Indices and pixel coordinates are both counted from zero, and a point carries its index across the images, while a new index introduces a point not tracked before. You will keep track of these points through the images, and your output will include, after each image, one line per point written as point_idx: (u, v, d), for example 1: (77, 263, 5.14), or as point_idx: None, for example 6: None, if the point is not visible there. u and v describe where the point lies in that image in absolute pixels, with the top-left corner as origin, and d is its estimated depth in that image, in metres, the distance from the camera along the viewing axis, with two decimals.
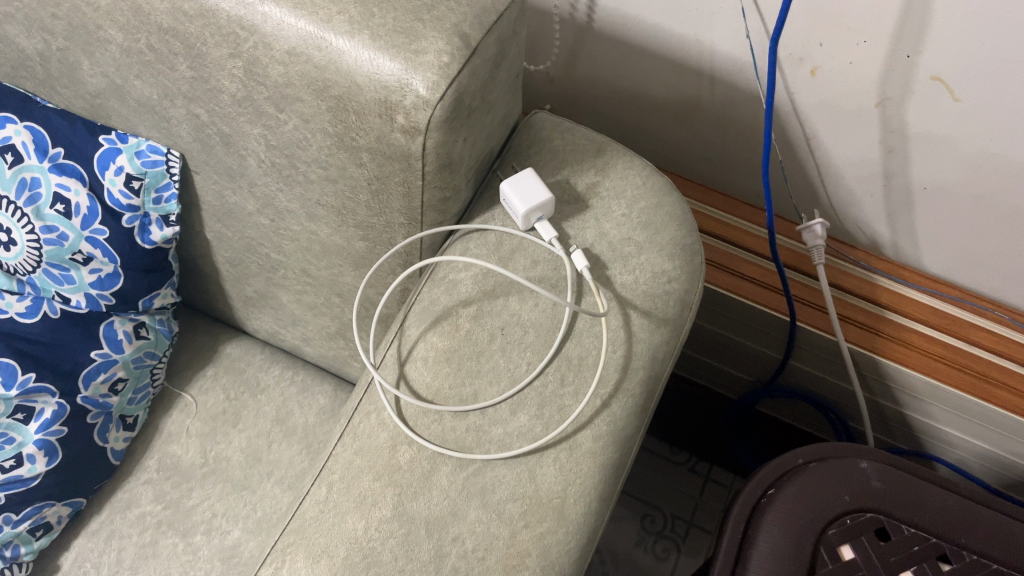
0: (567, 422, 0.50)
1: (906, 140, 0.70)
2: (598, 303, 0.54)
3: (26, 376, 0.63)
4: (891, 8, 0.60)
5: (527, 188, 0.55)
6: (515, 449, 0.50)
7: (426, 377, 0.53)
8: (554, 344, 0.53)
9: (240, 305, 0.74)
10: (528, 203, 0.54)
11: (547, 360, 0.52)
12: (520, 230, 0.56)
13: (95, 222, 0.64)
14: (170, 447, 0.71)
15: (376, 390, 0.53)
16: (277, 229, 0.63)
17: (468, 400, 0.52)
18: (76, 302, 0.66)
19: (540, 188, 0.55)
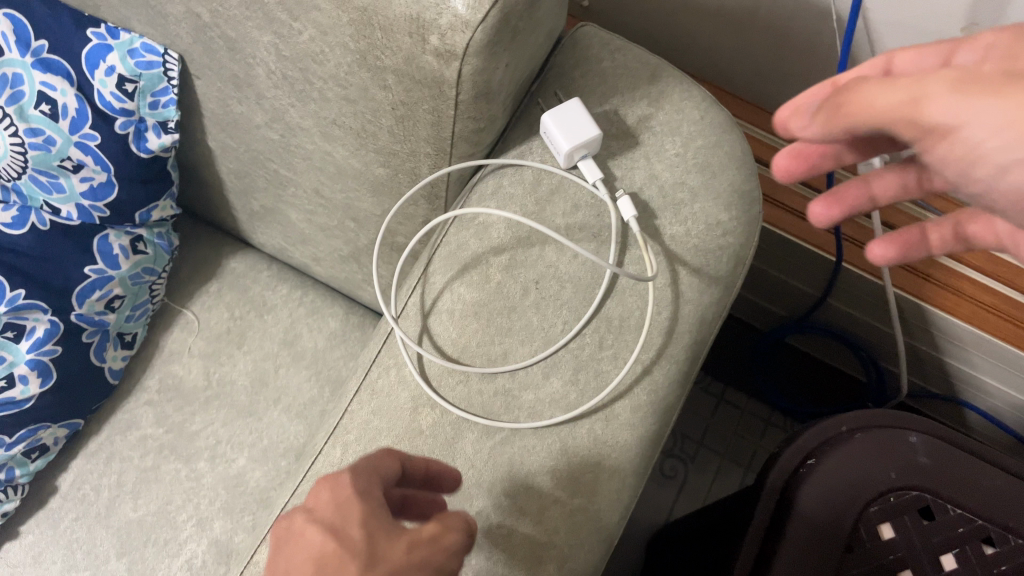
0: (604, 393, 0.46)
1: None
2: (646, 262, 0.48)
3: (14, 293, 0.59)
4: None
5: (570, 121, 0.49)
6: (546, 419, 0.46)
7: (448, 332, 0.48)
8: (593, 303, 0.48)
9: (245, 218, 0.68)
10: (573, 141, 0.48)
11: (585, 321, 0.47)
12: (561, 167, 0.50)
13: (85, 126, 0.57)
14: (171, 366, 0.67)
15: (398, 343, 0.49)
16: (288, 145, 0.56)
17: (495, 361, 0.47)
18: (67, 213, 0.61)
19: (587, 122, 0.49)
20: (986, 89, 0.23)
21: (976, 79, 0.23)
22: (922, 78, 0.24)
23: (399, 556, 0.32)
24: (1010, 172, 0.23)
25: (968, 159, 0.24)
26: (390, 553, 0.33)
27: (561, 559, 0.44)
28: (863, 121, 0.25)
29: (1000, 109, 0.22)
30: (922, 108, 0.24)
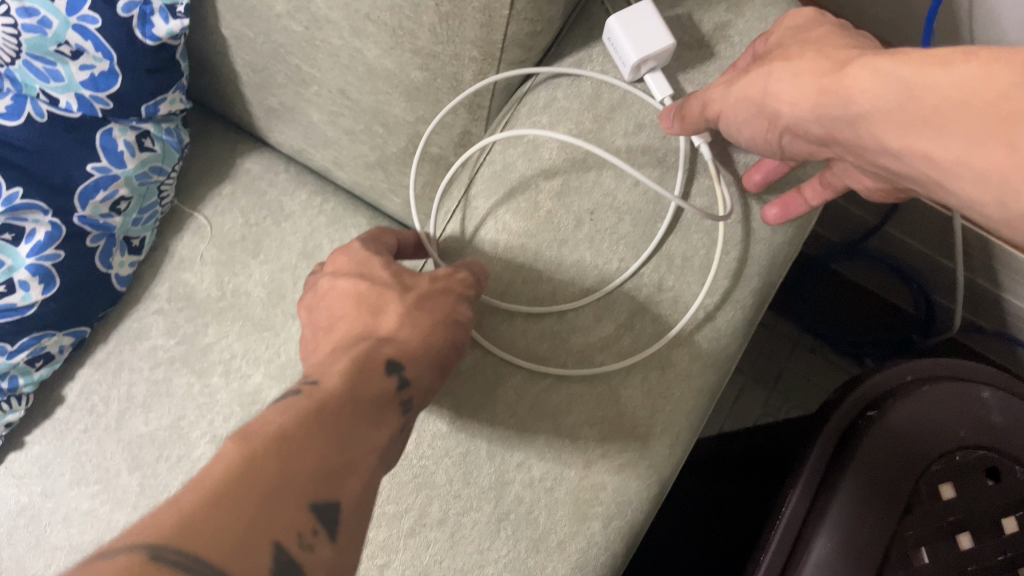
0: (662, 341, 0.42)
1: None
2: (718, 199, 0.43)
3: (11, 193, 0.54)
4: None
5: (640, 27, 0.42)
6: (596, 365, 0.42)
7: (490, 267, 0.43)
8: (655, 239, 0.43)
9: (262, 116, 0.62)
10: (641, 52, 0.42)
11: (645, 260, 0.43)
12: (625, 80, 0.44)
13: (83, 7, 0.51)
14: (182, 274, 0.63)
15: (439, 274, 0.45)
16: (312, 39, 0.50)
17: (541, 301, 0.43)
18: (66, 104, 0.55)
19: (660, 30, 0.42)
20: (759, 79, 0.37)
21: (753, 68, 0.38)
22: (727, 78, 0.40)
23: (426, 285, 0.40)
24: (742, 132, 0.40)
25: (768, 125, 0.38)
26: (417, 284, 0.40)
27: (607, 517, 0.41)
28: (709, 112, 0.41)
29: (772, 91, 0.37)
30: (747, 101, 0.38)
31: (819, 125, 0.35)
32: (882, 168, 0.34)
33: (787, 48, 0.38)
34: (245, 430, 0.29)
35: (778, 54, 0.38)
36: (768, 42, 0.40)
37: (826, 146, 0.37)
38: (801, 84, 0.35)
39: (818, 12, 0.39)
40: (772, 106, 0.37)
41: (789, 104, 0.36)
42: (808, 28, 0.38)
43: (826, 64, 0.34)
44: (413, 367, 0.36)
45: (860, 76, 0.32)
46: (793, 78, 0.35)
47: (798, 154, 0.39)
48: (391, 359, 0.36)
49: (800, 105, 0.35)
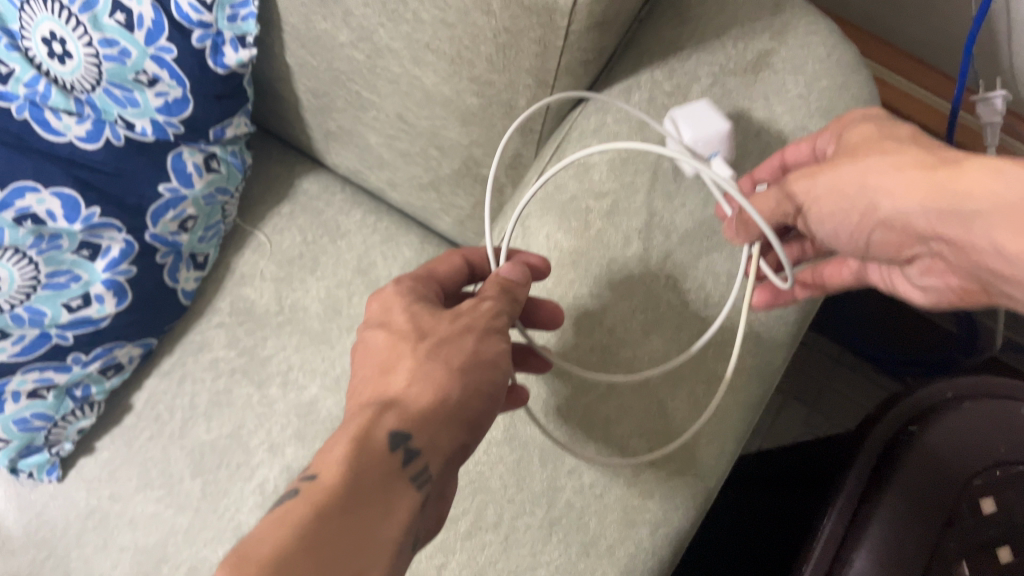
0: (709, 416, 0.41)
1: None
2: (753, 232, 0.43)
3: (89, 211, 0.58)
4: None
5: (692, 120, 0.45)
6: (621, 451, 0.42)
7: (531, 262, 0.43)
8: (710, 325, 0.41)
9: (321, 139, 0.66)
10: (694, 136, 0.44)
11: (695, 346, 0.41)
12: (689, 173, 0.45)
13: (161, 39, 0.54)
14: (243, 289, 0.66)
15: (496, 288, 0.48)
16: (373, 67, 0.53)
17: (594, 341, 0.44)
18: (141, 129, 0.59)
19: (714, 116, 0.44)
20: (857, 168, 0.35)
21: (848, 159, 0.36)
22: (810, 169, 0.38)
23: (446, 328, 0.38)
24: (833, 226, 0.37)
25: (857, 219, 0.36)
26: (438, 326, 0.38)
27: (653, 524, 0.43)
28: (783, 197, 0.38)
29: (866, 182, 0.35)
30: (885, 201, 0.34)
31: (925, 221, 0.33)
32: (983, 274, 0.32)
33: (877, 144, 0.36)
34: (239, 550, 0.29)
35: (868, 150, 0.36)
36: (841, 138, 0.40)
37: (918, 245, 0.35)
38: (898, 177, 0.33)
39: (892, 119, 0.39)
40: (868, 199, 0.35)
41: (886, 198, 0.34)
42: (890, 129, 0.38)
43: (928, 161, 0.33)
44: (422, 433, 0.34)
45: (966, 170, 0.31)
46: (892, 169, 0.34)
47: (875, 249, 0.37)
48: (394, 432, 0.34)
49: (906, 199, 0.33)
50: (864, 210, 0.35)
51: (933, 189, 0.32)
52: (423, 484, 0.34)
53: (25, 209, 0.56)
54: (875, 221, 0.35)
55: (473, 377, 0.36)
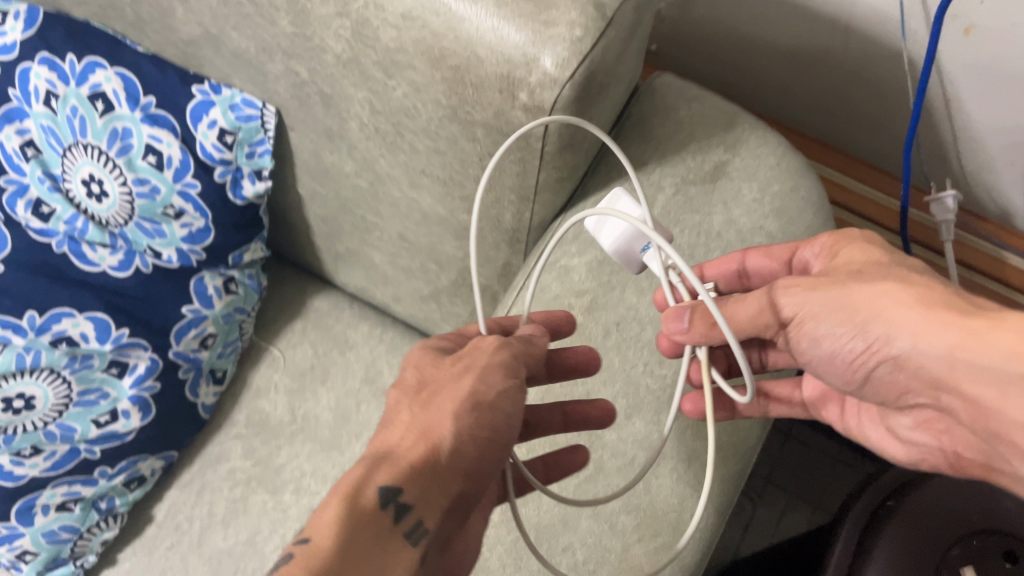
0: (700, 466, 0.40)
1: None
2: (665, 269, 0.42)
3: (119, 332, 0.63)
4: None
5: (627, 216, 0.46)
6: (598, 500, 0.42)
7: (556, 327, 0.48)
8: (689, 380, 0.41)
9: (330, 260, 0.71)
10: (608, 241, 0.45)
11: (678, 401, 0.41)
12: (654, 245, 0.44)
13: (187, 175, 0.62)
14: (258, 402, 0.70)
15: None
16: (376, 192, 0.59)
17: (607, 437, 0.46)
18: (167, 257, 0.65)
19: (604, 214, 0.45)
20: (874, 296, 0.37)
21: (858, 279, 0.38)
22: (811, 280, 0.39)
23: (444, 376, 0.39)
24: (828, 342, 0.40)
25: (862, 345, 0.38)
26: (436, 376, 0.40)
27: None
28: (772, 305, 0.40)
29: (886, 316, 0.37)
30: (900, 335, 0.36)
31: (939, 362, 0.36)
32: (985, 427, 0.36)
33: (888, 269, 0.39)
34: None
35: (881, 274, 0.38)
36: (836, 255, 0.42)
37: (922, 383, 0.38)
38: (920, 320, 0.36)
39: (883, 241, 0.42)
40: (885, 330, 0.37)
41: (906, 335, 0.36)
42: (896, 255, 0.40)
43: (951, 307, 0.35)
44: (412, 486, 0.35)
45: (999, 327, 0.34)
46: (915, 308, 0.36)
47: (876, 377, 0.40)
48: (390, 484, 0.35)
49: (929, 341, 0.36)
50: (876, 339, 0.37)
51: (957, 337, 0.35)
52: (421, 540, 0.34)
53: (61, 332, 0.62)
54: (885, 349, 0.38)
55: (477, 424, 0.37)
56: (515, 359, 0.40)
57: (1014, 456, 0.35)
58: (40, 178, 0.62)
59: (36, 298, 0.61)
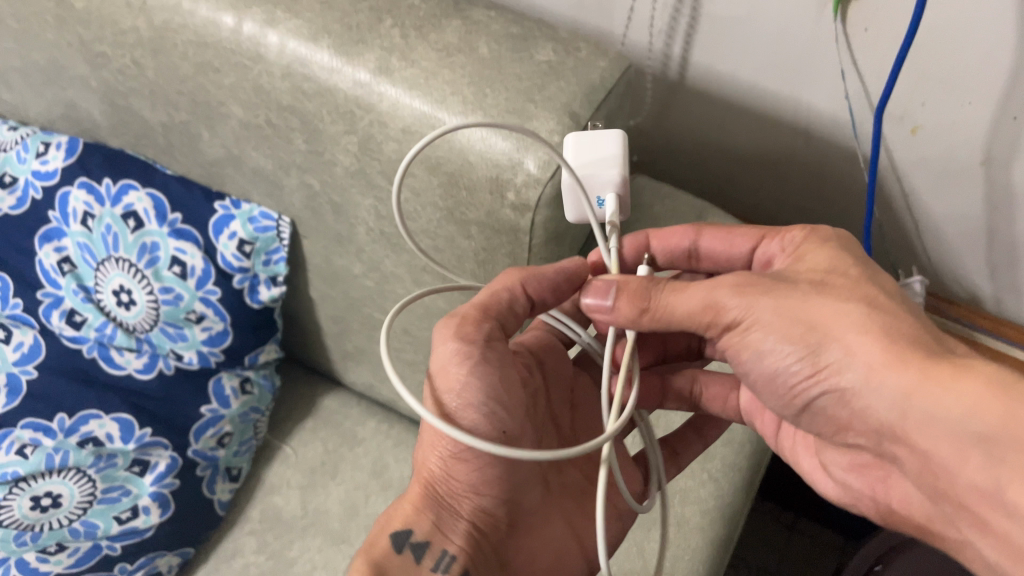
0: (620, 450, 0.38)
1: (1012, 198, 0.66)
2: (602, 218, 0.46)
3: (141, 431, 0.67)
4: (1000, 69, 0.56)
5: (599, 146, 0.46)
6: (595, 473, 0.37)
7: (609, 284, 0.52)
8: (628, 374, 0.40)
9: (339, 360, 0.76)
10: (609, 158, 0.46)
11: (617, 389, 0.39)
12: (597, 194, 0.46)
13: (208, 283, 0.67)
14: (272, 498, 0.73)
15: None
16: (382, 291, 0.64)
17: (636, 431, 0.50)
18: (188, 359, 0.69)
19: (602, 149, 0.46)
20: (835, 316, 0.37)
21: (823, 293, 0.38)
22: (773, 286, 0.38)
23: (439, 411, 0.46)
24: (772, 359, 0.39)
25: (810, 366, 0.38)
26: None
27: None
28: (713, 303, 0.39)
29: (849, 343, 0.37)
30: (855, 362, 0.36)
31: (893, 401, 0.36)
32: (933, 481, 0.36)
33: (854, 284, 0.38)
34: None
35: (847, 288, 0.38)
36: (800, 255, 0.42)
37: (857, 417, 0.38)
38: (880, 355, 0.36)
39: (852, 247, 0.41)
40: (839, 356, 0.37)
41: (861, 368, 0.36)
42: (865, 266, 0.40)
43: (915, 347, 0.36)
44: (420, 524, 0.43)
45: (965, 378, 0.34)
46: (876, 343, 0.36)
47: (813, 402, 0.40)
48: (404, 527, 0.43)
49: (887, 379, 0.36)
50: (829, 363, 0.37)
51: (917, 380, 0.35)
52: (450, 566, 0.43)
53: (88, 433, 0.66)
54: (833, 376, 0.37)
55: (455, 438, 0.42)
56: (460, 334, 0.41)
57: (963, 519, 0.36)
58: (74, 290, 0.68)
59: (66, 401, 0.65)
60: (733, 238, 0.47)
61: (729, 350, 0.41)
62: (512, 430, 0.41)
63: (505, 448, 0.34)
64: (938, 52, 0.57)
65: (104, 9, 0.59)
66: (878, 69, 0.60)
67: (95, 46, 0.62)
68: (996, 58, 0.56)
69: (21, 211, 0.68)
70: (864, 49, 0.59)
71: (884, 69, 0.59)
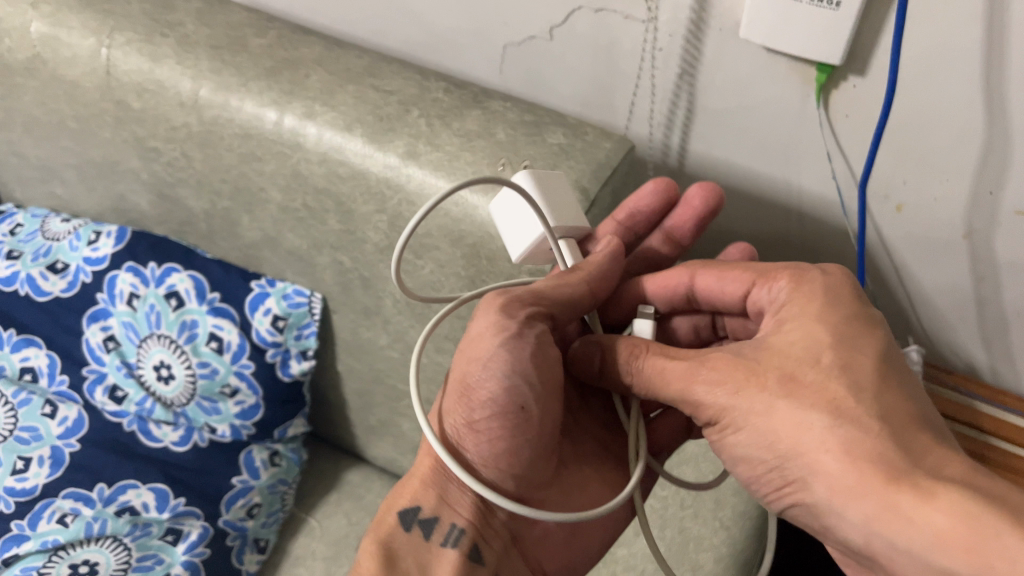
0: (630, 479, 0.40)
1: (1000, 272, 0.61)
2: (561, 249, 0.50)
3: (175, 501, 0.70)
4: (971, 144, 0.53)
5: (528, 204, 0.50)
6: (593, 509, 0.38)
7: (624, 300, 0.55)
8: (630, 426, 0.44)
9: (362, 434, 0.79)
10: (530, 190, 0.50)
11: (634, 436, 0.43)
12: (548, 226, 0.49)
13: (243, 357, 0.72)
14: (297, 569, 0.75)
15: None
16: (406, 361, 0.68)
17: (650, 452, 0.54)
18: (221, 432, 0.73)
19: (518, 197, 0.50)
20: (799, 427, 0.38)
21: (789, 397, 0.39)
22: (741, 383, 0.40)
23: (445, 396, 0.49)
24: (750, 455, 0.41)
25: (785, 464, 0.39)
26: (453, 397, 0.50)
27: None
28: (687, 396, 0.42)
29: (810, 461, 0.37)
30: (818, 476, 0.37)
31: (860, 525, 0.36)
32: None
33: (822, 381, 0.38)
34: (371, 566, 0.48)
35: (815, 391, 0.38)
36: (782, 327, 0.42)
37: (830, 532, 0.38)
38: (842, 477, 0.36)
39: (831, 314, 0.41)
40: (806, 471, 0.38)
41: (826, 488, 0.37)
42: (839, 350, 0.39)
43: (879, 467, 0.36)
44: (426, 503, 0.47)
45: (930, 508, 0.33)
46: (835, 460, 0.37)
47: (790, 511, 0.41)
48: (412, 505, 0.47)
49: (852, 506, 0.36)
50: (797, 477, 0.38)
51: (881, 505, 0.35)
52: (457, 540, 0.46)
53: (125, 502, 0.68)
54: (800, 491, 0.39)
55: (471, 407, 0.45)
56: (506, 309, 0.44)
57: None
58: (118, 365, 0.72)
59: (106, 472, 0.69)
60: (721, 283, 0.48)
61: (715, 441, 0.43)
62: (531, 406, 0.45)
63: (512, 504, 0.38)
64: (911, 136, 0.55)
65: (159, 108, 0.66)
66: (860, 151, 0.58)
67: (148, 142, 0.69)
68: (965, 133, 0.53)
69: (71, 294, 0.73)
70: (846, 132, 0.57)
71: (862, 141, 0.57)
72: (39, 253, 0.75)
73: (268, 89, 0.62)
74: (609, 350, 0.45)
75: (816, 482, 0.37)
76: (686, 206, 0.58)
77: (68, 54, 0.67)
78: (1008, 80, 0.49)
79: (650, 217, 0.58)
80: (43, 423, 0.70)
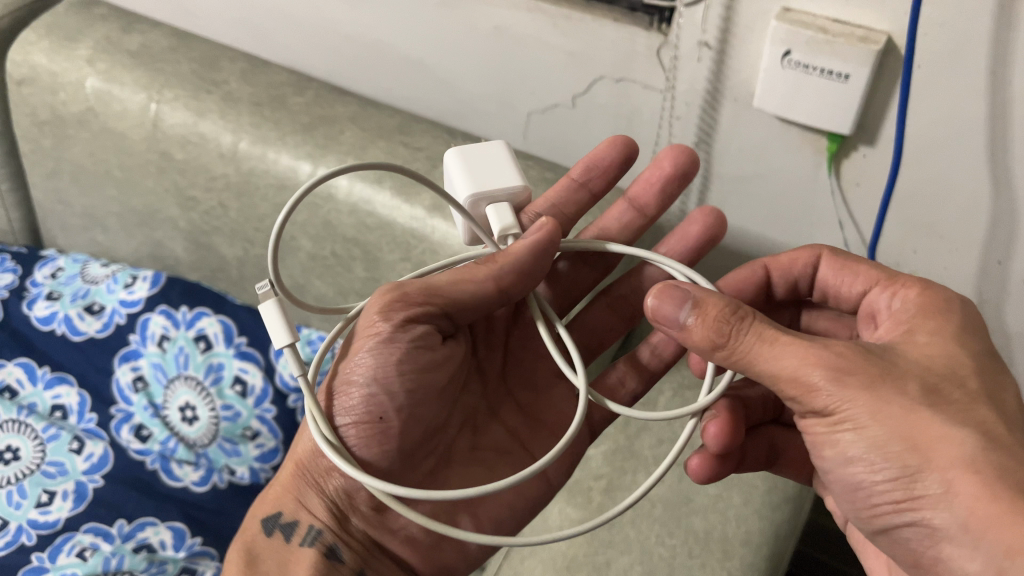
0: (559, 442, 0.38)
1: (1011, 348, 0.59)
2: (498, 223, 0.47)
3: (192, 540, 0.68)
4: (980, 214, 0.53)
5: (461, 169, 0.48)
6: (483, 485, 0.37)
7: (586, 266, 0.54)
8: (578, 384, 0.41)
9: None
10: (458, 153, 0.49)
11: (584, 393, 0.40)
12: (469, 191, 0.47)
13: (265, 401, 0.75)
14: None
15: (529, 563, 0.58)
16: None
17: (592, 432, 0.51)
18: (241, 474, 0.73)
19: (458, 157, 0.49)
20: (943, 438, 0.36)
21: (932, 407, 0.37)
22: (874, 380, 0.37)
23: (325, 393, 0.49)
24: (858, 460, 0.38)
25: (907, 471, 0.37)
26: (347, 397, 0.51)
27: None
28: (798, 378, 0.38)
29: (950, 477, 0.36)
30: (953, 489, 0.35)
31: (993, 548, 0.34)
32: None
33: (969, 403, 0.37)
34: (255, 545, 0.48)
35: (962, 408, 0.37)
36: (912, 336, 0.40)
37: (939, 562, 0.37)
38: (982, 502, 0.35)
39: (968, 339, 0.40)
40: (940, 483, 0.36)
41: (963, 507, 0.35)
42: (953, 384, 0.38)
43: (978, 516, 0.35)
44: (287, 502, 0.47)
45: None
46: (980, 484, 0.35)
47: (897, 528, 0.39)
48: (275, 508, 0.48)
49: (989, 529, 0.34)
50: (925, 495, 0.36)
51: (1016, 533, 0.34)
52: (314, 540, 0.47)
53: (143, 539, 0.68)
54: (927, 508, 0.36)
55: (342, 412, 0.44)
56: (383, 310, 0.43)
57: None
58: (144, 405, 0.75)
59: (127, 508, 0.69)
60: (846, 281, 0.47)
61: (815, 437, 0.40)
62: (390, 417, 0.44)
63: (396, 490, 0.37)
64: (921, 207, 0.55)
65: (201, 159, 0.70)
66: (871, 218, 0.57)
67: (187, 191, 0.73)
68: (974, 202, 0.52)
69: (105, 334, 0.78)
70: (859, 202, 0.57)
71: (872, 206, 0.56)
72: (77, 295, 0.80)
73: (303, 142, 0.65)
74: (707, 305, 0.39)
75: (952, 493, 0.35)
76: (656, 167, 0.54)
77: (118, 108, 0.71)
78: (1013, 155, 0.49)
79: (607, 176, 0.55)
80: (69, 458, 0.72)
